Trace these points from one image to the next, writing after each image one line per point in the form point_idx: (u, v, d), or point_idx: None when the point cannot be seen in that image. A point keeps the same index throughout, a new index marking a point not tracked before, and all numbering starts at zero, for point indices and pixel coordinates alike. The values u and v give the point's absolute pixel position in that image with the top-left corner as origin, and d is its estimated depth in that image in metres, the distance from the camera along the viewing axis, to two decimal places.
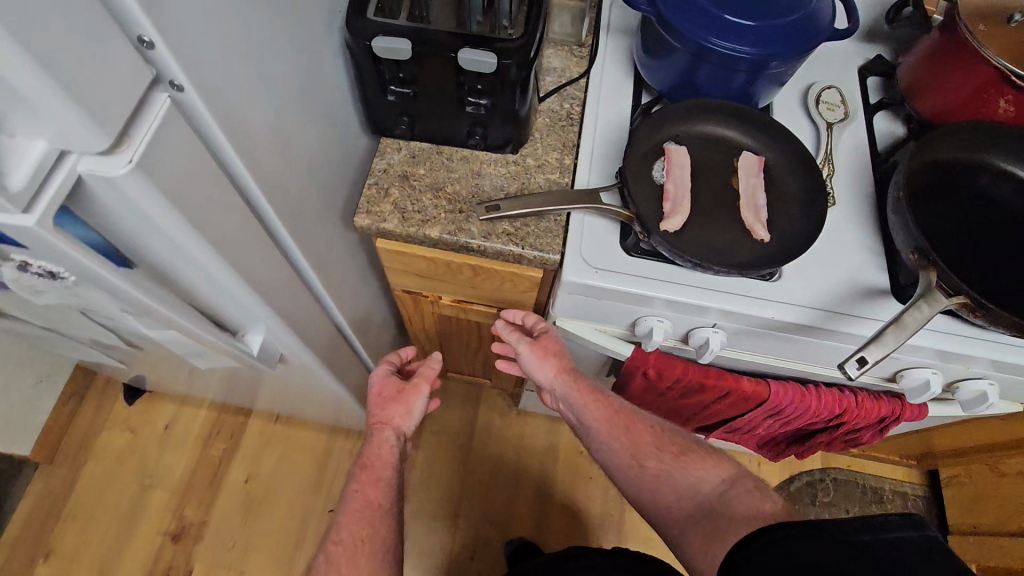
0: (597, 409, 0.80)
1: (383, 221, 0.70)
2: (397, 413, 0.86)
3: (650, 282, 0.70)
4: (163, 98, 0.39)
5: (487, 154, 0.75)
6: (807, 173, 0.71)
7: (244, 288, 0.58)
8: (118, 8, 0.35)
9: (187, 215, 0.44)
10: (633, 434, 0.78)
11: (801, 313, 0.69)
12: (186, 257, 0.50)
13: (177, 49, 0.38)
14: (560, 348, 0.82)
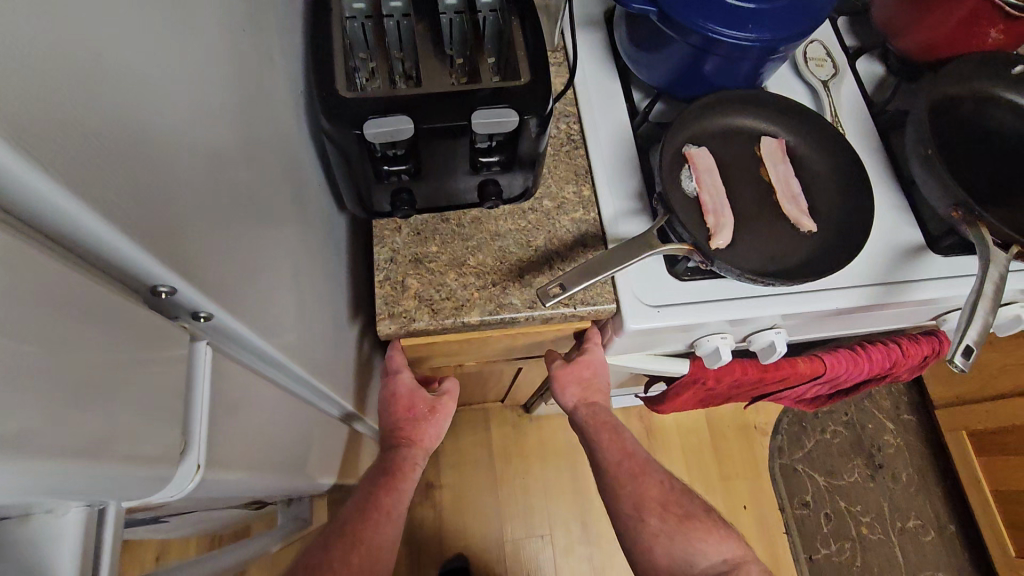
0: (612, 445, 0.69)
1: (412, 320, 0.59)
2: (428, 432, 0.70)
3: (712, 305, 0.64)
4: (204, 345, 0.34)
5: (500, 208, 0.65)
6: (835, 149, 0.68)
7: (280, 468, 0.52)
8: (135, 271, 0.27)
9: (225, 454, 0.38)
10: (640, 485, 0.67)
11: (862, 293, 0.67)
12: (229, 487, 0.43)
13: (204, 281, 0.31)
14: (595, 382, 0.71)
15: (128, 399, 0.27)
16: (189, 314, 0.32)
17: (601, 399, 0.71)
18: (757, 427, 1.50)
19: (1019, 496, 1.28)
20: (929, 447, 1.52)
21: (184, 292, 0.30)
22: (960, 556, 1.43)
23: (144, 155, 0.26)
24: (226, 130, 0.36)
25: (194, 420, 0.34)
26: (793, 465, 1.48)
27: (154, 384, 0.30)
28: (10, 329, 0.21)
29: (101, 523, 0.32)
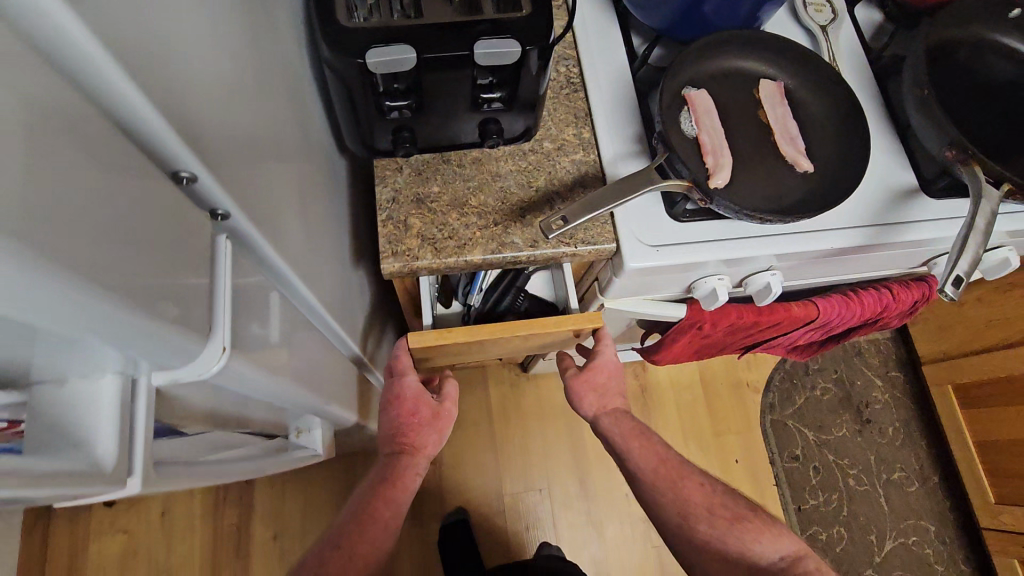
0: (637, 446, 0.75)
1: (415, 259, 0.60)
2: (430, 438, 0.73)
3: (711, 246, 0.65)
4: (224, 239, 0.35)
5: (501, 149, 0.65)
6: (833, 90, 0.68)
7: (300, 389, 0.54)
8: (161, 154, 0.28)
9: (247, 352, 0.40)
10: (681, 490, 0.72)
11: (857, 234, 0.68)
12: (243, 393, 0.45)
13: (222, 176, 0.32)
14: (610, 383, 0.76)
15: (160, 270, 0.29)
16: (209, 211, 0.34)
17: (617, 402, 0.77)
18: (749, 385, 1.54)
19: (1000, 444, 1.32)
20: (915, 402, 1.57)
21: (206, 184, 0.31)
22: (942, 504, 1.49)
23: (169, 34, 0.26)
24: (242, 39, 0.36)
25: (217, 309, 0.35)
26: (784, 420, 1.52)
27: (178, 269, 0.31)
28: (65, 175, 0.22)
29: (135, 393, 0.33)
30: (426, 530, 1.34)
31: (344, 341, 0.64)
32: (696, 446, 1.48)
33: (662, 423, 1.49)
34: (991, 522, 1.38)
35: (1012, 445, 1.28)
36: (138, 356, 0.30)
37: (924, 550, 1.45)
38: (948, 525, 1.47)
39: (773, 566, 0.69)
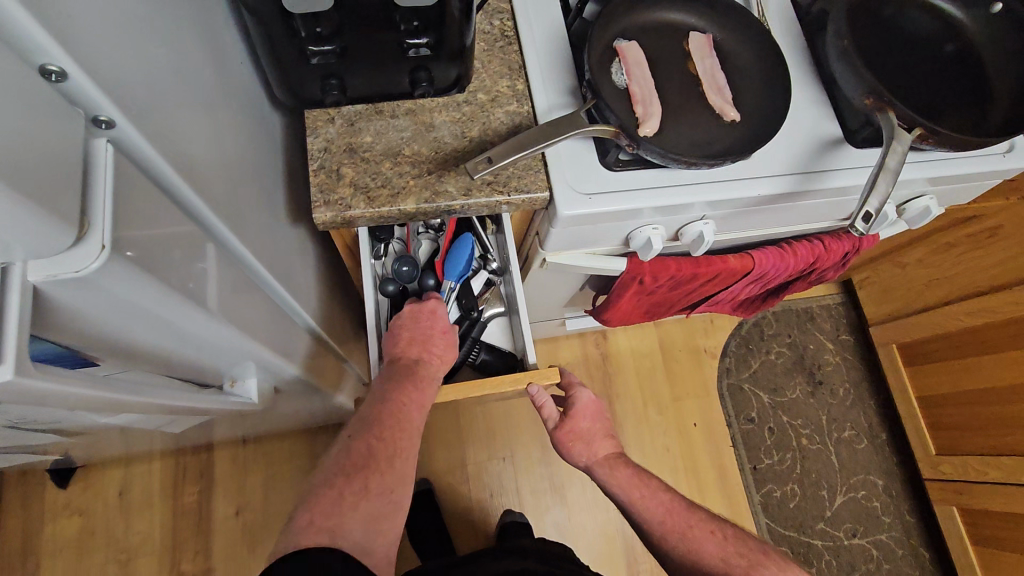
0: (641, 483, 0.77)
1: (348, 208, 0.60)
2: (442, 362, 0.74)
3: (643, 194, 0.67)
4: (103, 142, 0.33)
5: (434, 99, 0.66)
6: (759, 40, 0.70)
7: (237, 331, 0.52)
8: (17, 38, 0.27)
9: (159, 272, 0.38)
10: (689, 536, 0.73)
11: (782, 182, 0.71)
12: (161, 322, 0.42)
13: (100, 75, 0.31)
14: (592, 425, 0.81)
15: (27, 155, 0.27)
16: (89, 115, 0.32)
17: (611, 448, 0.81)
18: (706, 350, 1.58)
19: (940, 398, 1.38)
20: (865, 364, 1.63)
21: (80, 85, 0.30)
22: (890, 461, 1.55)
23: None
24: None
25: (95, 203, 0.32)
26: (740, 384, 1.56)
27: (44, 161, 0.29)
28: None
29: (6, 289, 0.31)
30: None
31: (286, 296, 0.63)
32: (656, 411, 1.51)
33: (622, 391, 1.52)
34: (933, 473, 1.45)
35: (951, 397, 1.35)
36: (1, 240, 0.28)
37: (874, 504, 1.52)
38: (896, 480, 1.54)
39: None
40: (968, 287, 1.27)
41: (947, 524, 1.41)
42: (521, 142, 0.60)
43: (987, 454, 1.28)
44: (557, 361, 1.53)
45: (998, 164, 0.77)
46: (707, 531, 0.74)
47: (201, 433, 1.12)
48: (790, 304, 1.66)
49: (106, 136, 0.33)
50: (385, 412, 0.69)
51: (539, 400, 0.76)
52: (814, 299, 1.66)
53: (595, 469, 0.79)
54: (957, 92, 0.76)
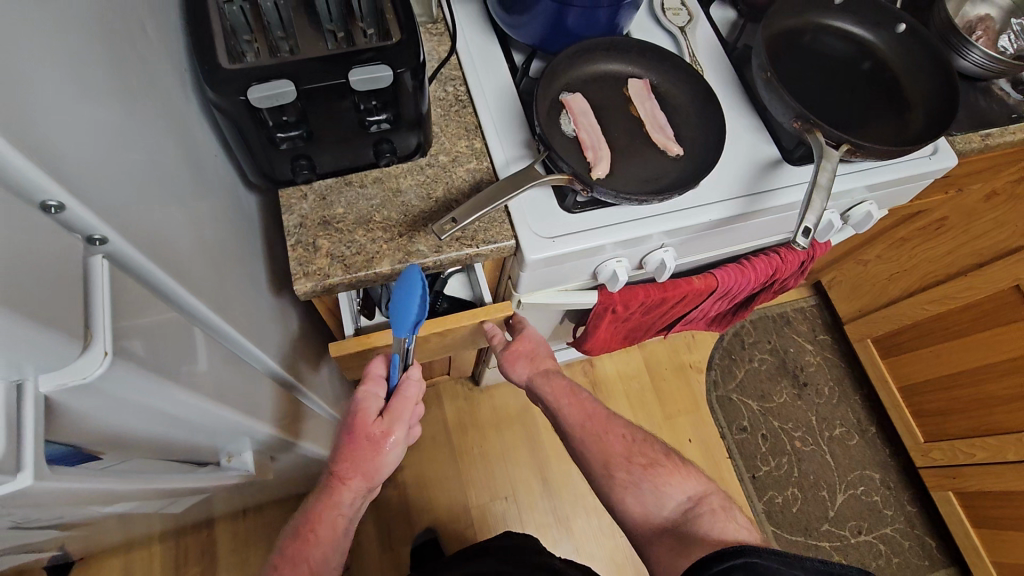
0: (569, 401, 0.77)
1: (326, 276, 0.64)
2: (365, 461, 0.69)
3: (602, 231, 0.72)
4: (99, 258, 0.36)
5: (399, 166, 0.70)
6: (692, 81, 0.76)
7: (228, 409, 0.54)
8: (24, 186, 0.30)
9: (153, 368, 0.41)
10: (602, 443, 0.73)
11: (731, 206, 0.76)
12: (157, 413, 0.45)
13: (92, 200, 0.34)
14: (536, 349, 0.82)
15: (31, 283, 0.30)
16: (84, 237, 0.35)
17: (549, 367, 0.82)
18: (692, 365, 1.62)
19: (918, 387, 1.43)
20: (846, 361, 1.68)
21: (75, 211, 0.33)
22: (882, 452, 1.59)
23: (13, 77, 0.29)
24: (103, 76, 0.39)
25: (96, 316, 0.35)
26: (728, 395, 1.60)
27: (46, 286, 0.32)
28: None
29: (20, 403, 0.34)
30: (396, 554, 1.34)
31: (276, 369, 0.66)
32: (650, 432, 1.54)
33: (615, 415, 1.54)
34: (924, 460, 1.48)
35: (929, 385, 1.39)
36: (13, 359, 0.32)
37: (874, 498, 1.54)
38: (891, 471, 1.57)
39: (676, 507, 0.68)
40: (927, 277, 1.34)
41: (945, 509, 1.44)
42: (482, 199, 0.65)
43: (971, 435, 1.32)
44: None
45: (927, 166, 0.84)
46: (620, 437, 0.74)
47: (200, 510, 1.12)
48: (767, 311, 1.71)
49: (102, 252, 0.37)
50: (317, 518, 0.70)
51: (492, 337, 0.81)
52: (788, 304, 1.72)
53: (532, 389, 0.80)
54: (877, 107, 0.83)
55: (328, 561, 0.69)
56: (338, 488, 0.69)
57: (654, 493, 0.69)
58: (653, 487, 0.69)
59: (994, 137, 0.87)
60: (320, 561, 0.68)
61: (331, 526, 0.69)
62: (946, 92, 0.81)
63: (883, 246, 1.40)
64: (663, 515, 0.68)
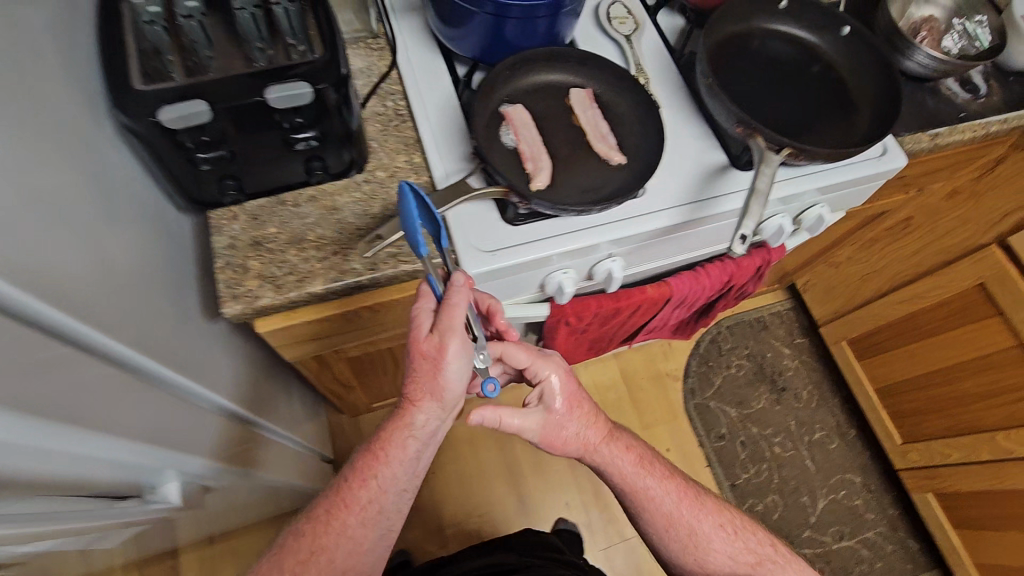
0: (649, 466, 0.83)
1: (256, 298, 0.62)
2: (427, 377, 0.65)
3: (543, 243, 0.71)
4: None
5: (335, 184, 0.69)
6: (634, 89, 0.76)
7: (135, 441, 0.52)
8: None
9: (22, 403, 0.38)
10: (653, 492, 0.81)
11: (676, 214, 0.75)
12: (40, 452, 0.41)
13: None
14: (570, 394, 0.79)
15: None
16: None
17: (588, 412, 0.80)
18: (669, 374, 1.60)
19: (893, 388, 1.41)
20: (824, 364, 1.66)
21: None
22: (863, 455, 1.57)
23: None
24: None
25: None
26: (705, 402, 1.59)
27: None
28: None
29: None
30: None
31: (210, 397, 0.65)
32: None
33: None
34: (903, 463, 1.46)
35: (903, 386, 1.38)
36: None
37: (855, 502, 1.52)
38: (872, 474, 1.56)
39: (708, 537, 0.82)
40: (894, 278, 1.33)
41: (924, 511, 1.43)
42: (402, 219, 0.65)
43: (946, 436, 1.30)
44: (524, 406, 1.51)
45: (875, 168, 0.83)
46: (713, 524, 0.83)
47: (161, 539, 1.09)
48: (742, 316, 1.70)
49: None
50: (387, 436, 0.69)
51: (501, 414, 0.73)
52: (764, 308, 1.71)
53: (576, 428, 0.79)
54: (824, 110, 0.83)
55: (398, 478, 0.70)
56: (407, 407, 0.67)
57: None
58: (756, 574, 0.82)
59: (943, 137, 0.87)
60: (393, 477, 0.70)
61: (403, 449, 0.69)
62: (891, 93, 0.81)
63: (852, 249, 1.39)
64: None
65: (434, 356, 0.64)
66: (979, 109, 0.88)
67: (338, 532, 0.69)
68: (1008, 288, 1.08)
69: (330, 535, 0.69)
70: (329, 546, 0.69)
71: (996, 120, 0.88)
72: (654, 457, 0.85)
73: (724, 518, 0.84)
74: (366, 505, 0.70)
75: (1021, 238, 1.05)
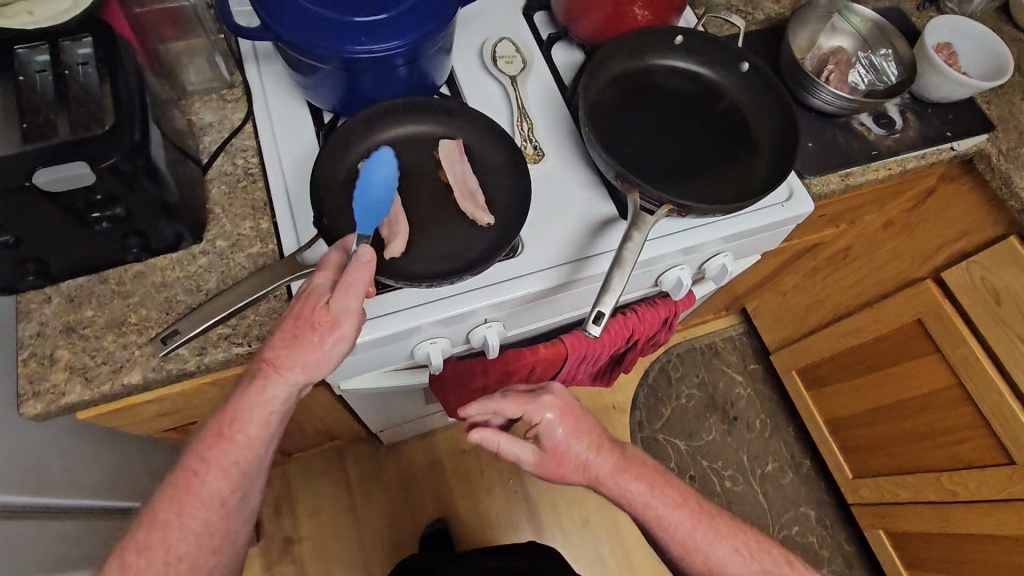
0: (664, 490, 0.70)
1: (62, 395, 0.56)
2: (307, 349, 0.53)
3: (401, 315, 0.65)
4: None
5: (165, 258, 0.63)
6: (505, 141, 0.70)
7: None
8: None
9: None
10: (669, 517, 0.68)
11: (554, 274, 0.69)
12: None
13: None
14: (577, 429, 0.67)
15: None
16: None
17: (602, 448, 0.68)
18: (615, 407, 1.54)
19: (842, 421, 1.35)
20: (777, 391, 1.61)
21: None
22: (817, 487, 1.52)
23: None
24: None
25: None
26: (653, 436, 1.53)
27: None
28: None
29: None
30: None
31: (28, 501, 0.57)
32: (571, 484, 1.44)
33: None
34: (856, 498, 1.40)
35: (852, 419, 1.32)
36: None
37: (809, 538, 1.46)
38: (827, 507, 1.50)
39: (723, 565, 0.68)
40: (837, 308, 1.27)
41: (878, 549, 1.37)
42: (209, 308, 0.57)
43: (892, 474, 1.25)
44: (462, 447, 1.45)
45: (781, 214, 0.77)
46: (729, 549, 0.69)
47: None
48: (693, 343, 1.64)
49: None
50: (242, 411, 0.54)
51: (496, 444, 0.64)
52: (716, 333, 1.65)
53: (590, 463, 0.67)
54: (722, 152, 0.77)
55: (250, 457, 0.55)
56: (268, 363, 0.54)
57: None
58: None
59: (854, 177, 0.81)
60: (254, 454, 0.56)
61: (269, 420, 0.55)
62: (792, 133, 0.76)
63: (794, 277, 1.33)
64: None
65: (321, 322, 0.53)
66: (893, 146, 0.82)
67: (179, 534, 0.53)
68: (943, 326, 1.03)
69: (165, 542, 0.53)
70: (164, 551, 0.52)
71: (912, 156, 0.83)
72: (667, 474, 0.72)
73: (742, 539, 0.71)
74: (215, 498, 0.54)
75: (955, 273, 1.00)
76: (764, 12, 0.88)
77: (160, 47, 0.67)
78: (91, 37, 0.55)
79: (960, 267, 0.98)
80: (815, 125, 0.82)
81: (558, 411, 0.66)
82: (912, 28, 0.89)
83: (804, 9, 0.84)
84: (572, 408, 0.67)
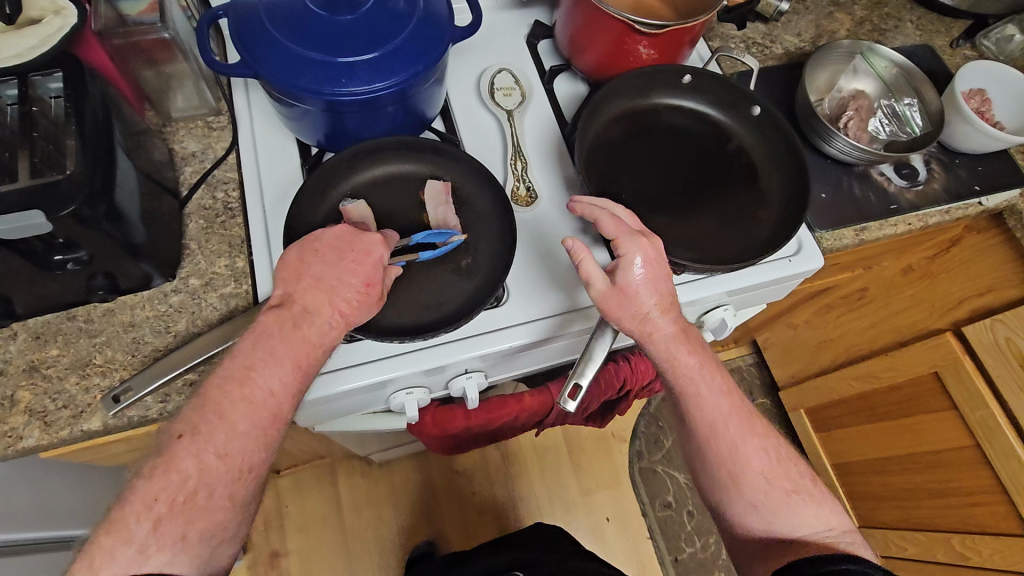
0: (713, 371, 0.61)
1: (20, 439, 0.55)
2: (335, 301, 0.55)
3: (374, 366, 0.62)
4: None
5: (135, 295, 0.61)
6: (494, 185, 0.67)
7: None
8: None
9: None
10: (705, 392, 0.61)
11: (539, 327, 0.66)
12: None
13: None
14: (658, 281, 0.59)
15: None
16: None
17: (674, 314, 0.61)
18: (614, 434, 1.50)
19: (850, 467, 1.30)
20: (783, 427, 1.55)
21: None
22: None
23: None
24: None
25: None
26: (652, 467, 1.48)
27: None
28: None
29: None
30: None
31: None
32: (564, 512, 1.41)
33: (527, 492, 1.42)
34: None
35: (861, 466, 1.26)
36: None
37: None
38: None
39: (750, 466, 0.60)
40: (851, 351, 1.21)
41: None
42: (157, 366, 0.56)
43: (900, 526, 1.19)
44: (454, 467, 1.43)
45: (789, 269, 0.72)
46: (757, 447, 0.61)
47: None
48: None
49: None
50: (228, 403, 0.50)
51: (578, 258, 0.59)
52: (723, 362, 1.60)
53: (659, 323, 0.60)
54: (728, 200, 0.73)
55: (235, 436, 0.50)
56: (297, 252, 0.56)
57: (786, 518, 0.60)
58: (793, 509, 0.60)
59: (870, 232, 0.75)
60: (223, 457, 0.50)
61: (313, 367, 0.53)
62: (802, 185, 0.71)
63: (805, 316, 1.27)
64: (793, 541, 0.59)
65: (357, 240, 0.57)
66: (914, 199, 0.76)
67: (179, 490, 0.47)
68: (963, 383, 0.97)
69: (165, 488, 0.47)
70: (162, 510, 0.46)
71: (935, 212, 0.77)
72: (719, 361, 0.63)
73: (774, 444, 0.63)
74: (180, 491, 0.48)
75: (978, 329, 0.93)
76: (783, 46, 0.83)
77: (145, 74, 0.65)
78: (62, 71, 0.52)
79: (983, 324, 0.92)
80: (830, 174, 0.77)
81: (647, 258, 0.59)
82: (943, 71, 0.83)
83: (825, 48, 0.79)
84: (663, 263, 0.60)
